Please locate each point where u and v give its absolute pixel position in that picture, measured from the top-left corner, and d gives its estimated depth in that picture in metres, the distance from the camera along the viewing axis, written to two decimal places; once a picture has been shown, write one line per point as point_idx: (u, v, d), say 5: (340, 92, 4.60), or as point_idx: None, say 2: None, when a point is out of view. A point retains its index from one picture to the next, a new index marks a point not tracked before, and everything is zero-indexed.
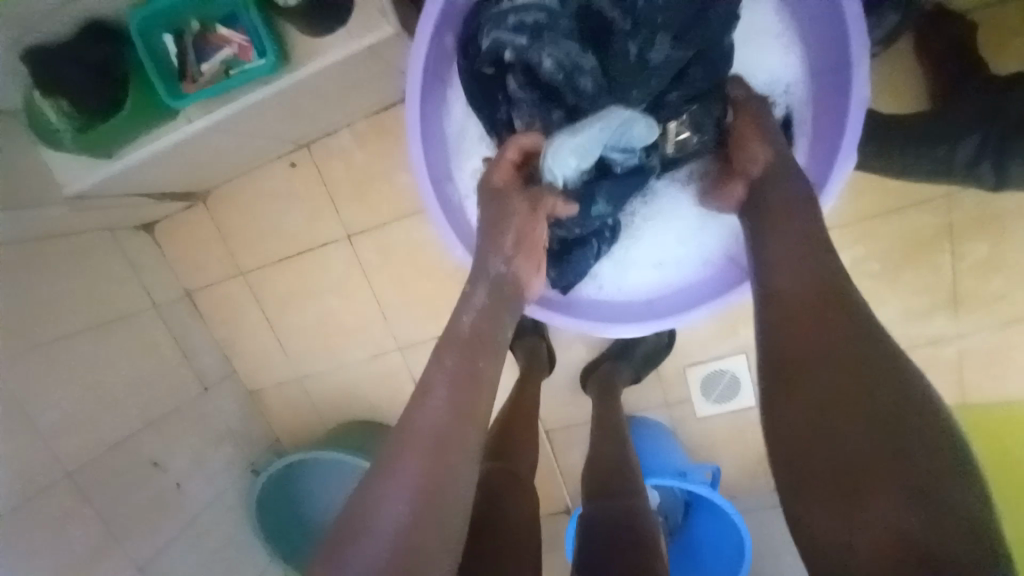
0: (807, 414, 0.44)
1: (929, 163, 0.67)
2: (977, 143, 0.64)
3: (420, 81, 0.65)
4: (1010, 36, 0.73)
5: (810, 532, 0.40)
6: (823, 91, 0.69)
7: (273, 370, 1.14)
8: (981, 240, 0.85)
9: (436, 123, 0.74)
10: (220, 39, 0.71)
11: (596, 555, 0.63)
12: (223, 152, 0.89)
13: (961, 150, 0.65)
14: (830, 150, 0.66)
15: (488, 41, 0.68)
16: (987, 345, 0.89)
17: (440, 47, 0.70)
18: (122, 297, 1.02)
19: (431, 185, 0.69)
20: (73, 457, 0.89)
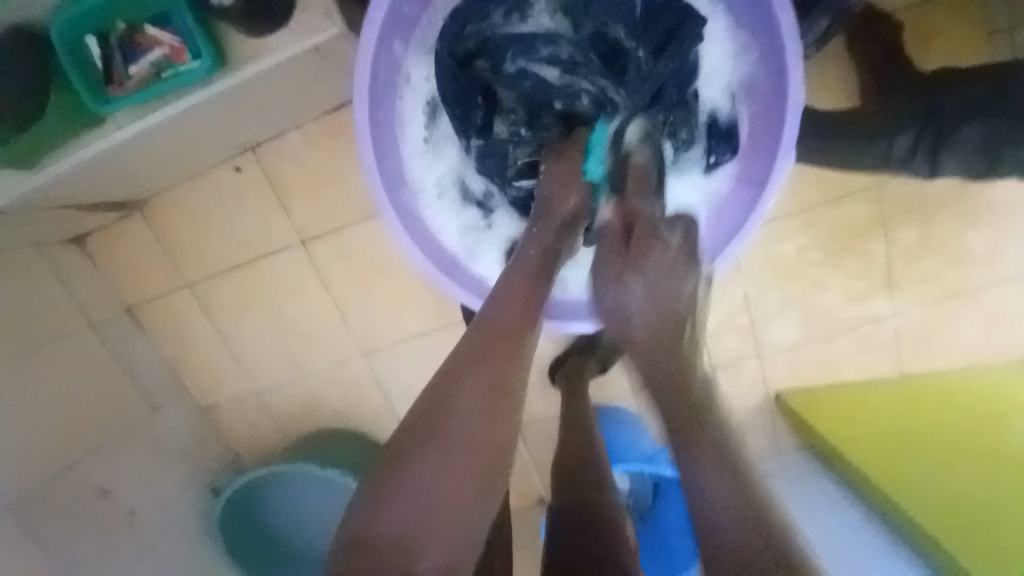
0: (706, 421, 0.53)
1: (869, 159, 0.71)
2: (911, 137, 0.67)
3: (367, 86, 0.63)
4: (933, 39, 0.78)
5: None
6: (761, 100, 0.70)
7: (229, 384, 1.09)
8: (911, 226, 0.91)
9: (390, 126, 0.71)
10: (149, 40, 0.66)
11: (572, 548, 0.64)
12: (162, 159, 0.84)
13: (898, 142, 0.68)
14: (770, 160, 0.68)
15: (516, 66, 0.73)
16: (919, 322, 0.97)
17: (391, 45, 0.67)
18: (56, 316, 0.95)
19: (385, 193, 0.68)
20: (11, 492, 0.82)
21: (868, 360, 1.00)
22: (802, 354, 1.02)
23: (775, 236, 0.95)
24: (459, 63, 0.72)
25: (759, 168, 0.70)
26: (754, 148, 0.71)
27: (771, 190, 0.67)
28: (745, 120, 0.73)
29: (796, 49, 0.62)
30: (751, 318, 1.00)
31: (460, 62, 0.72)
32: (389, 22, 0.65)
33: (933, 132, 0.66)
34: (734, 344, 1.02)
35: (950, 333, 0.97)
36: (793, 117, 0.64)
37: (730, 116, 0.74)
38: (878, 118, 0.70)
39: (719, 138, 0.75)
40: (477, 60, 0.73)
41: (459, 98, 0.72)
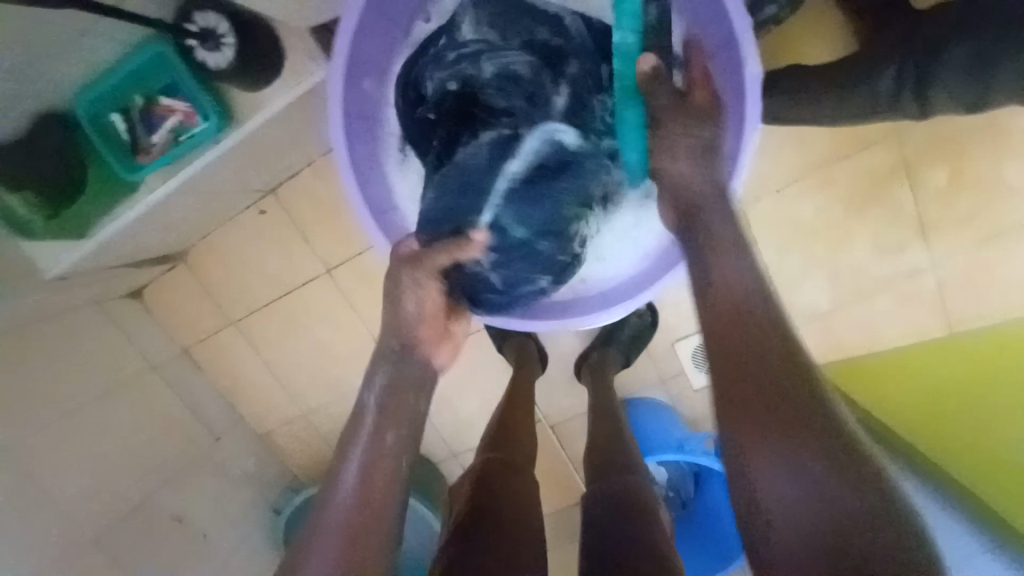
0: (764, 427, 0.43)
1: (858, 103, 0.68)
2: (895, 70, 0.65)
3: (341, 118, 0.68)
4: None
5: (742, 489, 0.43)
6: (720, 69, 0.70)
7: (279, 410, 1.18)
8: (938, 168, 0.87)
9: (370, 156, 0.76)
10: (163, 109, 0.73)
11: (598, 534, 0.63)
12: (194, 212, 0.93)
13: (880, 78, 0.66)
14: (736, 131, 0.67)
15: (438, 79, 0.72)
16: (962, 270, 0.91)
17: (361, 81, 0.72)
18: (122, 365, 1.05)
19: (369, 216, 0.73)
20: (96, 527, 0.92)
21: (907, 317, 0.95)
22: (835, 320, 0.98)
23: (784, 203, 0.93)
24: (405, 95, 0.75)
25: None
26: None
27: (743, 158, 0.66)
28: None
29: (745, 23, 0.64)
30: (774, 289, 0.98)
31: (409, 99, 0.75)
32: (356, 62, 0.70)
33: (914, 64, 0.63)
34: None
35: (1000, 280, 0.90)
36: (753, 89, 0.64)
37: None
38: (860, 62, 0.68)
39: None
40: (427, 78, 0.73)
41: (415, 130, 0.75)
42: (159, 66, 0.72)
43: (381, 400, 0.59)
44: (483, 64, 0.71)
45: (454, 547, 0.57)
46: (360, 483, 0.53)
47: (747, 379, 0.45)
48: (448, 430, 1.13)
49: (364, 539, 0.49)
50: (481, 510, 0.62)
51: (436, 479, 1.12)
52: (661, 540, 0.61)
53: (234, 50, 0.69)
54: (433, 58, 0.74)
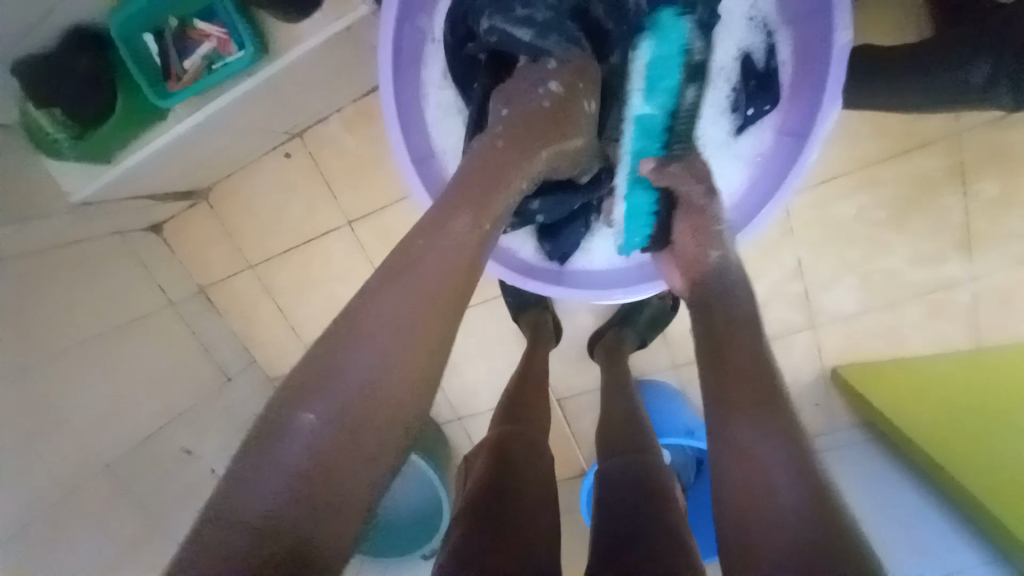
0: (741, 423, 0.47)
1: (943, 95, 0.63)
2: (990, 64, 0.58)
3: (389, 53, 0.64)
4: None
5: (728, 484, 0.45)
6: (804, 39, 0.66)
7: (290, 358, 1.18)
8: (994, 178, 0.82)
9: (412, 99, 0.72)
10: (198, 35, 0.71)
11: (612, 517, 0.62)
12: (220, 149, 0.90)
13: (973, 71, 0.59)
14: (812, 110, 0.65)
15: (488, 26, 0.65)
16: (1003, 285, 0.87)
17: (415, 19, 0.69)
18: (139, 298, 1.05)
19: (408, 160, 0.68)
20: (110, 452, 0.93)
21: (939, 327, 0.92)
22: (863, 323, 0.95)
23: (827, 197, 0.89)
24: (455, 28, 0.70)
25: (802, 119, 0.66)
26: (796, 102, 0.68)
27: (813, 143, 0.64)
28: (788, 67, 0.69)
29: None
30: (803, 287, 0.95)
31: (459, 41, 0.70)
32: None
33: (1013, 56, 0.56)
34: (788, 313, 0.97)
35: None
36: (839, 64, 0.60)
37: (764, 65, 0.70)
38: (944, 50, 0.63)
39: (757, 86, 0.71)
40: (483, 17, 0.66)
41: (461, 69, 0.71)
42: None
43: (435, 273, 0.43)
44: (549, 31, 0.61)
45: (469, 527, 0.56)
46: (376, 371, 0.39)
47: (736, 380, 0.50)
48: (454, 395, 1.13)
49: (349, 450, 0.36)
50: (496, 484, 0.62)
51: (440, 440, 1.12)
52: (674, 524, 0.60)
53: None
54: (492, 4, 0.66)
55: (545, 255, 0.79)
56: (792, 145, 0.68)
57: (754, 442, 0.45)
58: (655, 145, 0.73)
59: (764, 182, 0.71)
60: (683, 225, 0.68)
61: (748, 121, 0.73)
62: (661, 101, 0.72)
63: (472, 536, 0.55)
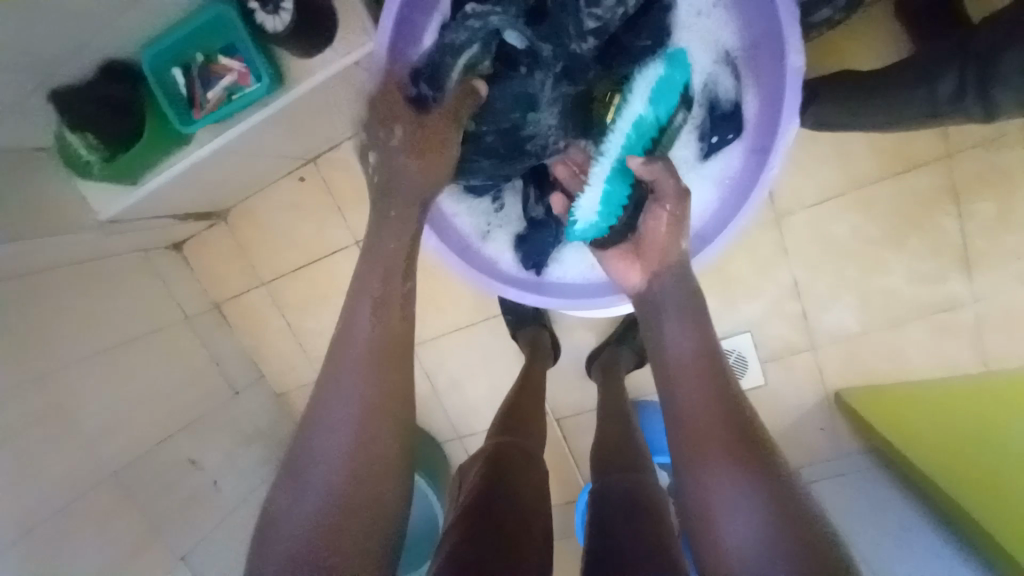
0: (711, 461, 0.45)
1: (916, 108, 0.66)
2: (957, 78, 0.62)
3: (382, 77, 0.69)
4: None
5: (699, 514, 0.45)
6: (762, 67, 0.69)
7: (297, 373, 1.22)
8: (989, 198, 0.83)
9: None
10: (220, 68, 0.76)
11: (604, 531, 0.62)
12: (238, 172, 0.97)
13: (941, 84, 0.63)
14: (772, 129, 0.67)
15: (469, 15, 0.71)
16: (1008, 305, 0.87)
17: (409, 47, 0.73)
18: (155, 312, 1.10)
19: None
20: (120, 458, 0.96)
21: (944, 348, 0.91)
22: (865, 344, 0.95)
23: (822, 218, 0.91)
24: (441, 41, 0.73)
25: (765, 137, 0.69)
26: (761, 124, 0.70)
27: (776, 157, 0.66)
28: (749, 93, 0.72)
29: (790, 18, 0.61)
30: (800, 306, 0.95)
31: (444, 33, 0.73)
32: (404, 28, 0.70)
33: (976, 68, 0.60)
34: (786, 333, 0.97)
35: None
36: (792, 88, 0.63)
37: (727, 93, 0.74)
38: (919, 67, 0.66)
39: (721, 117, 0.75)
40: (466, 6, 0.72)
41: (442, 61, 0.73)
42: (220, 26, 0.75)
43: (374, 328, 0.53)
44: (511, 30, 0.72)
45: (457, 538, 0.57)
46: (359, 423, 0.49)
47: (704, 421, 0.47)
48: (455, 412, 1.14)
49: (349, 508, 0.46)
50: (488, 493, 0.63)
51: (438, 457, 1.13)
52: (661, 536, 0.60)
53: (291, 14, 0.69)
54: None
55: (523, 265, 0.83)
56: (757, 165, 0.70)
57: (724, 485, 0.44)
58: (641, 146, 0.72)
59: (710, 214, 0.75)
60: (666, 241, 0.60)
61: (714, 148, 0.76)
62: (661, 110, 0.72)
63: (460, 541, 0.56)
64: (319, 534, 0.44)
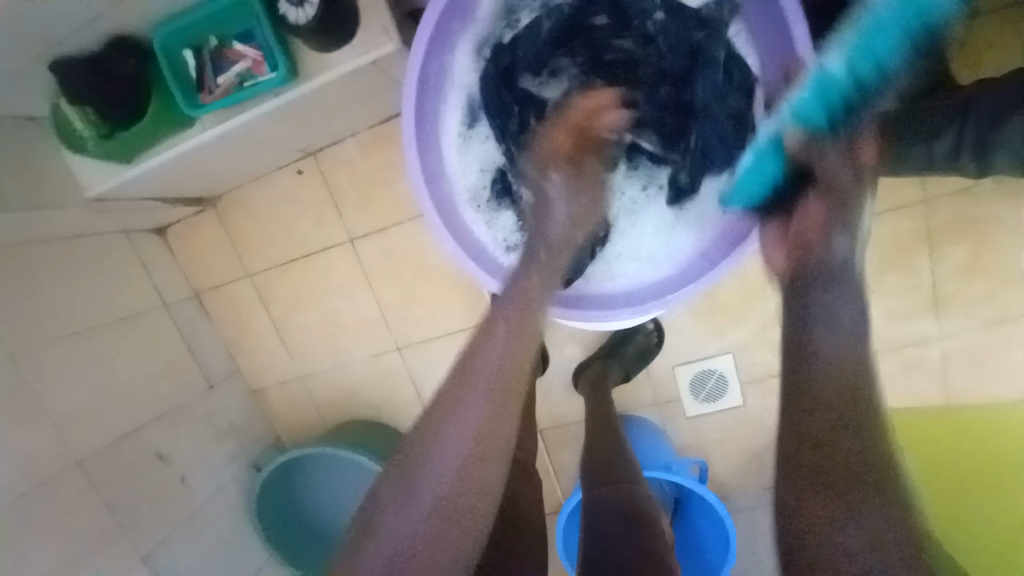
0: (833, 450, 0.49)
1: (912, 161, 0.71)
2: (953, 137, 0.67)
3: (413, 86, 0.70)
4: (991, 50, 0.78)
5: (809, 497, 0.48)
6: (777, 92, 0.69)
7: (278, 369, 1.19)
8: (958, 244, 0.89)
9: (433, 124, 0.76)
10: (234, 54, 0.76)
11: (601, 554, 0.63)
12: (237, 160, 0.95)
13: (939, 142, 0.68)
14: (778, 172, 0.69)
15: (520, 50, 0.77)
16: (973, 344, 0.93)
17: (442, 56, 0.74)
18: (133, 297, 1.06)
19: (424, 183, 0.73)
20: (85, 447, 0.92)
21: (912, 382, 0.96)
22: None
23: None
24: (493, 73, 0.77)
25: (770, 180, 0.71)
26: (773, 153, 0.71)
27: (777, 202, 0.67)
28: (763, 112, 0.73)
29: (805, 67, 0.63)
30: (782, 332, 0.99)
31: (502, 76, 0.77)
32: (439, 40, 0.71)
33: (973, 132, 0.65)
34: (768, 358, 1.01)
35: (1006, 362, 0.93)
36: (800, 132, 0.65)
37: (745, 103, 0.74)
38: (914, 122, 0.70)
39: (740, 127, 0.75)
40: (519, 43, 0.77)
41: (498, 105, 0.78)
42: (239, 13, 0.74)
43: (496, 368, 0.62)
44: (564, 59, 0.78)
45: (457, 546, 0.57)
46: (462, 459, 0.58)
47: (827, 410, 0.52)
48: None
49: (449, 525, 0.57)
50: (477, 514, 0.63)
51: None
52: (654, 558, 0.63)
53: (315, 9, 0.69)
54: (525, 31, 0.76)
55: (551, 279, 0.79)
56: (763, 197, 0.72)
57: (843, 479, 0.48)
58: (824, 109, 0.63)
59: (736, 230, 0.74)
60: (816, 203, 0.64)
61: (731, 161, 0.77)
62: (859, 59, 0.60)
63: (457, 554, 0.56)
64: (444, 522, 0.56)
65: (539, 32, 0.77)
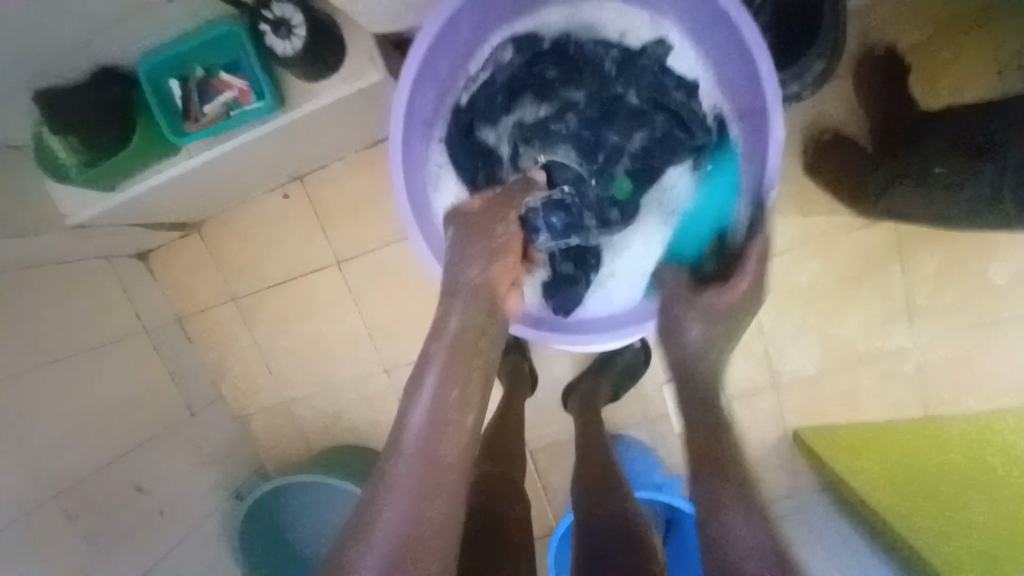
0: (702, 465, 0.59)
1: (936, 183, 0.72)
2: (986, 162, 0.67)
3: (401, 116, 0.70)
4: (945, 76, 0.87)
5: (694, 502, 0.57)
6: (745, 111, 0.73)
7: (263, 394, 1.17)
8: (928, 259, 0.93)
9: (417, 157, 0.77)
10: (221, 83, 0.77)
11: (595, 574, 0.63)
12: (222, 186, 0.95)
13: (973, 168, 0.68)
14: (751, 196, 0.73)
15: (477, 103, 0.80)
16: (946, 356, 0.96)
17: (428, 93, 0.75)
18: (114, 322, 1.04)
19: (410, 211, 0.73)
20: (63, 478, 0.89)
21: (891, 394, 0.99)
22: (822, 386, 1.01)
23: (787, 267, 0.97)
24: (459, 125, 0.81)
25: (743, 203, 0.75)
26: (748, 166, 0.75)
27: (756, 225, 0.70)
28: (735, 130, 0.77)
29: (774, 99, 0.66)
30: (766, 348, 1.01)
31: (464, 130, 0.81)
32: (421, 79, 0.72)
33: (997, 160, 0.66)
34: (752, 374, 1.03)
35: (979, 372, 0.96)
36: (774, 158, 0.67)
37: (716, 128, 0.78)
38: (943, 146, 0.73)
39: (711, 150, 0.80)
40: (479, 96, 0.80)
41: (467, 156, 0.81)
42: (226, 43, 0.75)
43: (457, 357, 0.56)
44: (520, 105, 0.81)
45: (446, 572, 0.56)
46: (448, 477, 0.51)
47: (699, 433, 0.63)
48: None
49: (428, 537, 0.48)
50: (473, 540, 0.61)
51: None
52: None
53: (303, 41, 0.71)
54: (483, 87, 0.80)
55: (548, 308, 0.83)
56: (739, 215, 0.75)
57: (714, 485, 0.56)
58: None
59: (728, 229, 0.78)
60: None
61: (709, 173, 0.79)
62: None
63: None
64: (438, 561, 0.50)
65: (494, 88, 0.80)
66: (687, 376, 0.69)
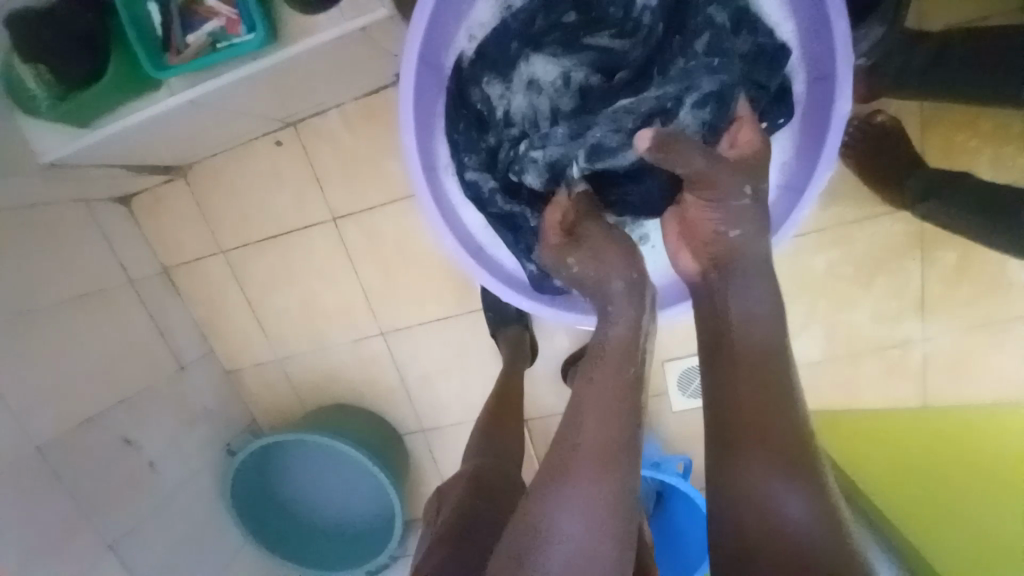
0: (736, 397, 0.50)
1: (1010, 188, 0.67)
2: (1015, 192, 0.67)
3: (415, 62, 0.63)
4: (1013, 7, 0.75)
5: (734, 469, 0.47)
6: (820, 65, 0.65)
7: (254, 351, 1.13)
8: (952, 250, 0.89)
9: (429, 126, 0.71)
10: (207, 10, 0.69)
11: None
12: (208, 131, 0.88)
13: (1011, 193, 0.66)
14: (809, 167, 0.67)
15: (480, 62, 0.71)
16: (955, 350, 0.94)
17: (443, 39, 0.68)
18: (95, 271, 0.99)
19: (422, 174, 0.68)
20: (45, 434, 0.86)
21: (895, 385, 0.97)
22: (826, 372, 0.99)
23: (809, 250, 0.93)
24: (461, 89, 0.72)
25: (801, 174, 0.69)
26: (811, 131, 0.68)
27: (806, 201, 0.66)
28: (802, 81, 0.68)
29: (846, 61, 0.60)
30: None
31: (470, 90, 0.72)
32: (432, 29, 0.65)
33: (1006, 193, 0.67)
34: None
35: (986, 368, 0.94)
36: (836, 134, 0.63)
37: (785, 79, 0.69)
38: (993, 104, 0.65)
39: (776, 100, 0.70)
40: (482, 56, 0.71)
41: (471, 122, 0.73)
42: None
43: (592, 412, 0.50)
44: (532, 52, 0.70)
45: None
46: None
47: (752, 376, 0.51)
48: (423, 408, 1.10)
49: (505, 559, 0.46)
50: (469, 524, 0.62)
51: (399, 450, 1.08)
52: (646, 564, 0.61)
53: None
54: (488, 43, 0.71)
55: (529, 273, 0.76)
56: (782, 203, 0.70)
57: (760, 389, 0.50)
58: None
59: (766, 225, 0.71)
60: None
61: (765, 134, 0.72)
62: None
63: None
64: None
65: (505, 41, 0.70)
66: (716, 350, 0.54)
